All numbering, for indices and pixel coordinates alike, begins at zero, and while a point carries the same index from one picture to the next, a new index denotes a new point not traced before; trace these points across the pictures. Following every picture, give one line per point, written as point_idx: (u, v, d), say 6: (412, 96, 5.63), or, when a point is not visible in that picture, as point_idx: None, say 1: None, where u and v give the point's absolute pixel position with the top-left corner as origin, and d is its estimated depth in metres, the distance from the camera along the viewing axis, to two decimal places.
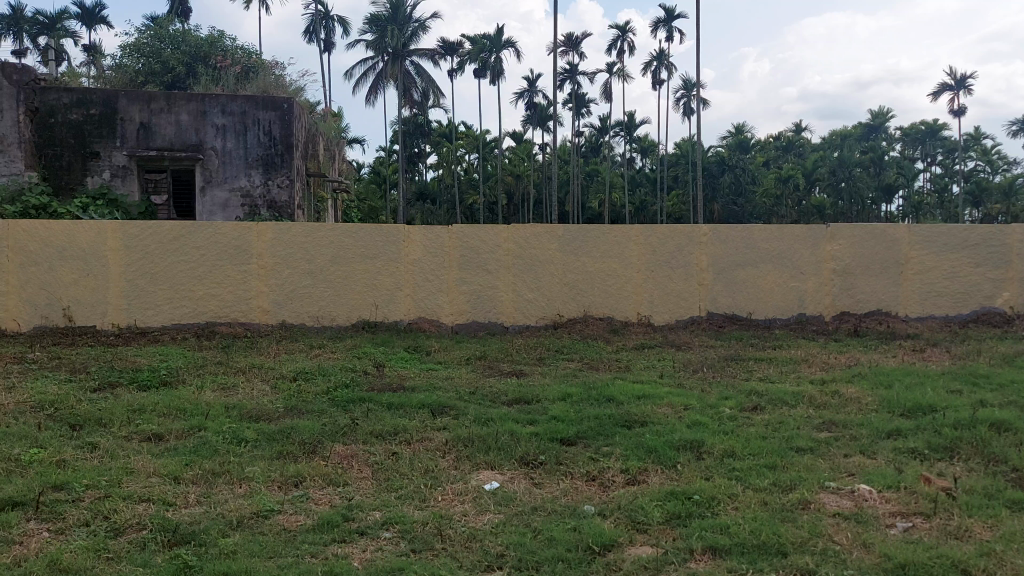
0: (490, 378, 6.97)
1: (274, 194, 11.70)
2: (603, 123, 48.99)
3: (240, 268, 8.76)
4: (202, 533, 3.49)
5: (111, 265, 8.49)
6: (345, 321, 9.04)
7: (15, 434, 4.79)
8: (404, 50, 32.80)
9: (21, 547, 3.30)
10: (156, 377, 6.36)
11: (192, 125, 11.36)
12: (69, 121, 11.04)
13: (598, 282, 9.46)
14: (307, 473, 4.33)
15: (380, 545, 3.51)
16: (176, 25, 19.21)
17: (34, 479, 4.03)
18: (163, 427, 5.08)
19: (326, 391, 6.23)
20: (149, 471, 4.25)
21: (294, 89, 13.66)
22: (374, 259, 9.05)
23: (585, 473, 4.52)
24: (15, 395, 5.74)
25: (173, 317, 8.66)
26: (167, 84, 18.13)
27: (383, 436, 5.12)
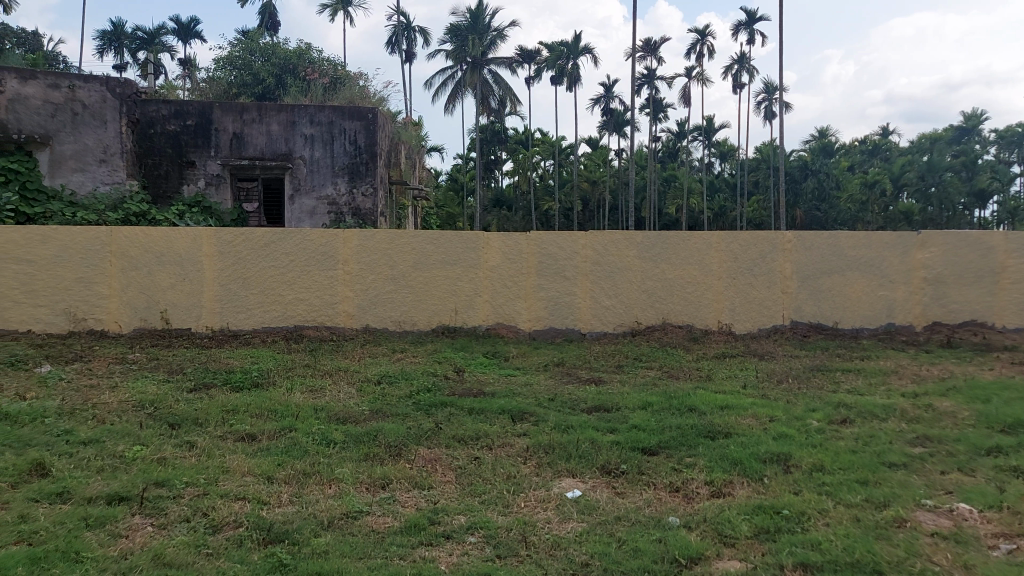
0: (570, 385, 6.97)
1: (358, 202, 11.98)
2: (680, 128, 48.42)
3: (326, 274, 8.99)
4: (295, 532, 3.59)
5: (206, 270, 8.83)
6: (426, 326, 9.17)
7: (119, 431, 5.02)
8: (483, 59, 33.18)
9: (127, 541, 3.45)
10: (249, 379, 6.59)
11: (282, 135, 11.72)
12: (167, 131, 11.54)
13: (677, 290, 9.33)
14: (394, 476, 4.41)
15: (466, 549, 3.55)
16: (267, 37, 19.90)
17: (139, 475, 4.22)
18: (257, 427, 5.26)
19: (408, 395, 6.34)
20: (244, 471, 4.40)
21: (378, 99, 13.95)
22: (454, 265, 9.16)
23: (668, 484, 4.47)
24: (118, 393, 6.03)
25: (262, 320, 8.95)
26: (258, 95, 18.82)
27: (465, 440, 5.18)
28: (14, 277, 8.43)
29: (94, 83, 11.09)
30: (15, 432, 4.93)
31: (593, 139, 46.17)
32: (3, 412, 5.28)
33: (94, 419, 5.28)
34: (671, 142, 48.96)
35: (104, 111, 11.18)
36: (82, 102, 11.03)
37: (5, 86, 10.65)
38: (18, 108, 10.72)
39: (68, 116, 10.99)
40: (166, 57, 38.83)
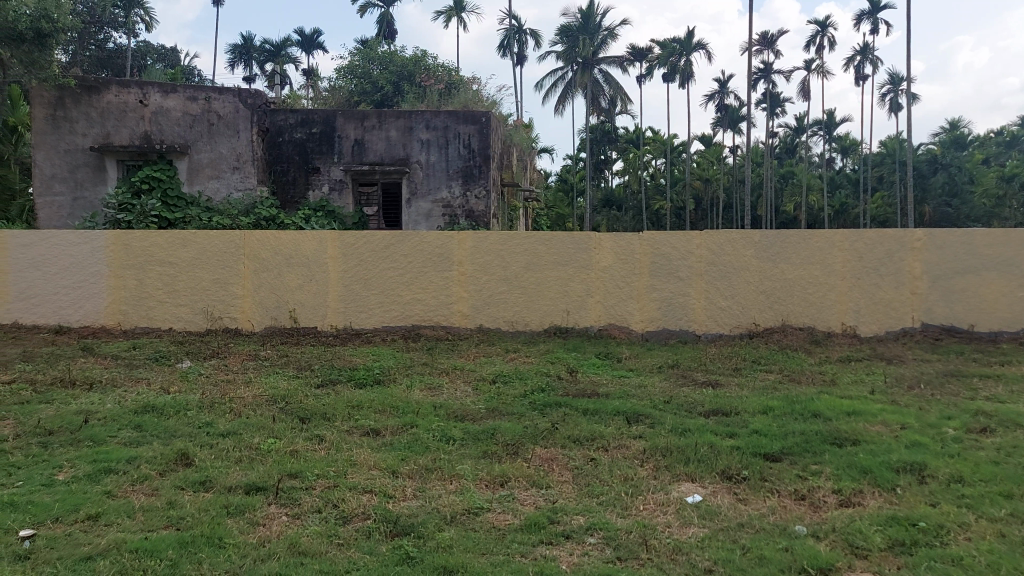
0: (686, 388, 6.85)
1: (472, 204, 12.16)
2: (799, 123, 46.79)
3: (442, 275, 9.19)
4: (420, 525, 3.70)
5: (330, 272, 9.19)
6: (538, 326, 9.22)
7: (255, 424, 5.31)
8: (594, 59, 33.15)
9: (265, 529, 3.64)
10: (371, 376, 6.82)
11: (400, 141, 12.04)
12: (294, 139, 12.10)
13: (798, 290, 9.02)
14: (512, 474, 4.46)
15: (586, 550, 3.56)
16: (385, 46, 20.49)
17: (274, 467, 4.45)
18: (380, 423, 5.44)
19: (523, 394, 6.40)
20: (370, 465, 4.56)
21: (491, 103, 14.14)
22: (567, 265, 9.17)
23: (793, 491, 4.34)
24: (253, 388, 6.37)
25: (383, 319, 9.23)
26: (376, 102, 19.41)
27: (581, 441, 5.18)
28: (158, 278, 9.17)
29: (229, 95, 11.88)
30: (162, 423, 5.29)
31: (706, 137, 45.25)
32: (152, 404, 5.68)
33: (231, 413, 5.60)
34: (788, 138, 47.33)
35: (237, 121, 11.89)
36: (217, 112, 11.88)
37: (149, 99, 11.83)
38: (161, 120, 11.85)
39: (205, 126, 11.89)
40: (291, 68, 40.57)
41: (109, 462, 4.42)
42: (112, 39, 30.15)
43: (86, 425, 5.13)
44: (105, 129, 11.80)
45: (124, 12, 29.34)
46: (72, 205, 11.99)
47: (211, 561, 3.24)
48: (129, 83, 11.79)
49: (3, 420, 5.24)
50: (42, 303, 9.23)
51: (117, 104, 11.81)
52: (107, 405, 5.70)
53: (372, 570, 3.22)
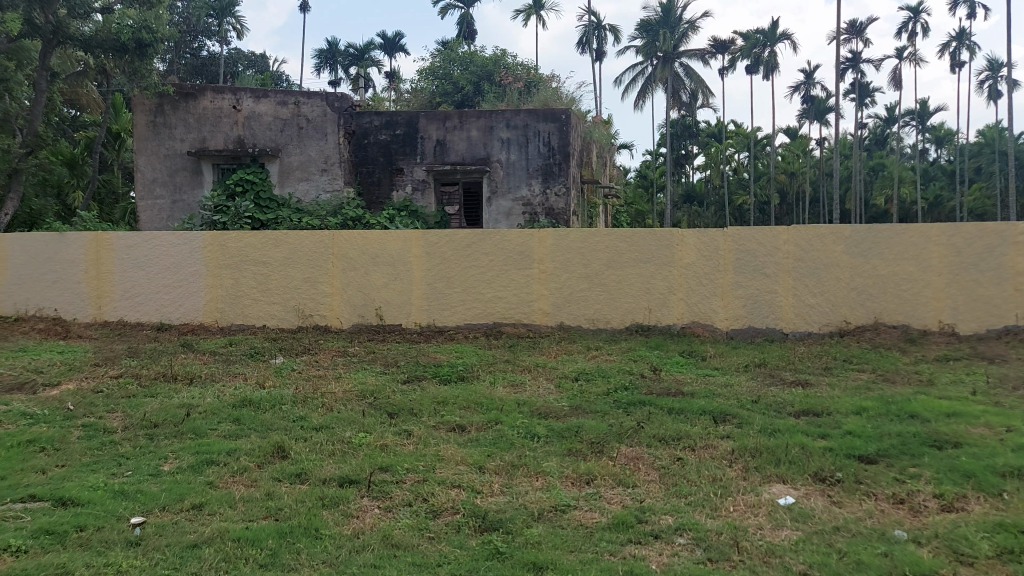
0: (773, 387, 6.69)
1: (552, 202, 12.14)
2: (889, 114, 45.11)
3: (524, 273, 9.23)
4: (508, 521, 3.73)
5: (415, 270, 9.35)
6: (620, 324, 9.16)
7: (346, 418, 5.45)
8: (675, 53, 32.52)
9: (359, 521, 3.73)
10: (455, 372, 6.91)
11: (481, 140, 12.14)
12: (379, 141, 12.34)
13: (891, 287, 8.68)
14: (599, 472, 4.45)
15: (675, 550, 3.52)
16: (466, 47, 20.68)
17: (365, 460, 4.55)
18: (466, 419, 5.50)
19: (607, 392, 6.37)
20: (458, 460, 4.62)
21: (571, 100, 14.11)
22: (649, 262, 9.06)
23: (890, 495, 4.19)
24: (342, 384, 6.54)
25: (465, 317, 9.33)
26: (457, 102, 19.60)
27: (667, 440, 5.12)
28: (251, 277, 9.52)
29: (316, 99, 12.19)
30: (259, 416, 5.49)
31: (791, 130, 44.07)
32: (249, 398, 5.89)
33: (323, 407, 5.76)
34: (878, 129, 45.67)
35: (324, 124, 12.20)
36: (306, 116, 12.22)
37: (242, 105, 12.28)
38: (253, 124, 12.27)
39: (294, 129, 12.26)
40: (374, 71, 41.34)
41: (210, 454, 4.61)
42: (205, 47, 31.31)
43: (189, 418, 5.36)
44: (202, 134, 12.33)
45: (217, 21, 30.48)
46: (171, 208, 12.56)
47: (309, 551, 3.35)
48: (224, 89, 12.26)
49: (113, 412, 5.53)
50: (146, 301, 9.71)
51: (213, 110, 12.30)
52: (207, 399, 5.94)
53: (463, 564, 3.27)
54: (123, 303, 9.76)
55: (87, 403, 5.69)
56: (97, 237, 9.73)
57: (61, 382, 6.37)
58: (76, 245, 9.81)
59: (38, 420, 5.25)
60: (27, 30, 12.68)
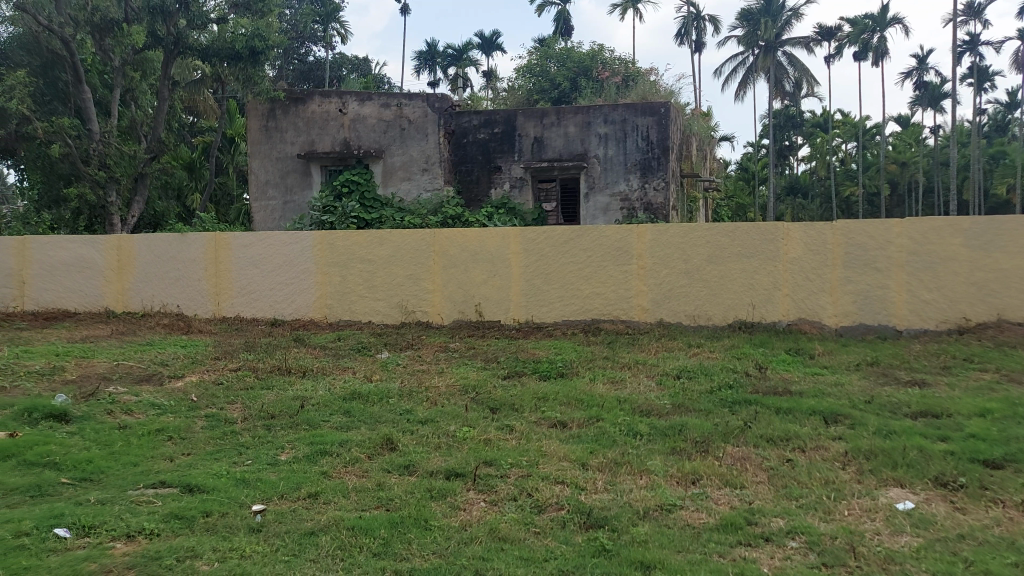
0: (887, 387, 6.41)
1: (651, 197, 11.97)
2: (1011, 98, 42.48)
3: (623, 270, 9.15)
4: (614, 518, 3.72)
5: (513, 267, 9.42)
6: (722, 321, 8.96)
7: (449, 413, 5.55)
8: (777, 41, 31.62)
9: (466, 513, 3.80)
10: (555, 368, 6.92)
11: (578, 136, 12.11)
12: (478, 139, 12.49)
13: (1015, 282, 8.15)
14: (705, 472, 4.38)
15: (788, 554, 3.43)
16: (563, 44, 20.67)
17: (470, 454, 4.63)
18: (567, 415, 5.51)
19: (711, 391, 6.25)
20: (560, 456, 4.64)
21: (669, 93, 13.88)
22: (752, 258, 8.82)
23: (1020, 503, 3.95)
24: (446, 378, 6.68)
25: (564, 313, 9.34)
26: (555, 99, 19.62)
27: (775, 441, 4.98)
28: (357, 275, 9.81)
29: (417, 100, 12.44)
30: (368, 409, 5.65)
31: (902, 117, 42.09)
32: (358, 391, 6.07)
33: (428, 401, 5.88)
34: (999, 115, 43.07)
35: (425, 124, 12.44)
36: (408, 117, 12.48)
37: (347, 107, 12.64)
38: (358, 126, 12.63)
39: (396, 130, 12.54)
40: (473, 70, 41.81)
41: (324, 445, 4.78)
42: (311, 52, 32.35)
43: (303, 409, 5.58)
44: (310, 137, 12.78)
45: (322, 27, 31.51)
46: (282, 208, 13.09)
47: (419, 542, 3.43)
48: (331, 93, 12.66)
49: (232, 403, 5.80)
50: (261, 297, 10.15)
51: (320, 114, 12.72)
52: (319, 391, 6.16)
53: (569, 560, 3.28)
54: (240, 299, 10.23)
55: (210, 394, 6.00)
56: (215, 237, 10.23)
57: (185, 374, 6.73)
58: (195, 245, 10.34)
59: (165, 409, 5.57)
60: (152, 41, 13.69)
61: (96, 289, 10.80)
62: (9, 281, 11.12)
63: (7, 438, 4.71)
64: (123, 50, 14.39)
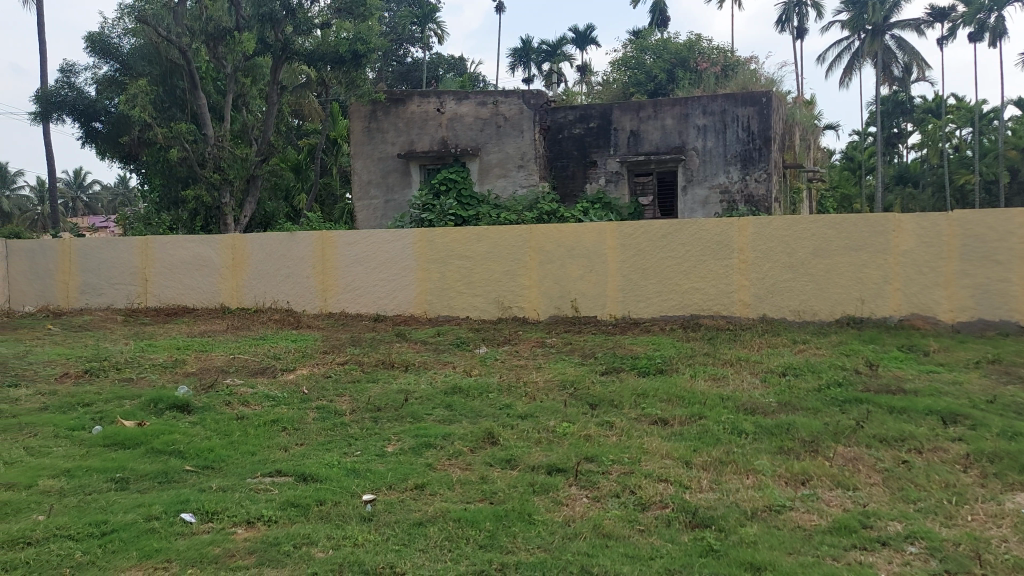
0: (1011, 386, 6.04)
1: (751, 188, 11.66)
2: None
3: (722, 264, 8.96)
4: (721, 518, 3.66)
5: (609, 262, 9.36)
6: (828, 316, 8.65)
7: (549, 408, 5.57)
8: (884, 24, 30.23)
9: (569, 509, 3.81)
10: (654, 364, 6.85)
11: (676, 128, 11.93)
12: (574, 135, 12.47)
13: None
14: (815, 472, 4.24)
15: (906, 559, 3.29)
16: (658, 35, 20.41)
17: (572, 450, 4.64)
18: (668, 412, 5.44)
19: (818, 388, 6.05)
20: (663, 453, 4.59)
21: (770, 81, 13.48)
22: (861, 250, 8.48)
23: None
24: (544, 373, 6.71)
25: (662, 309, 9.21)
26: (651, 91, 19.30)
27: (888, 441, 4.78)
28: (456, 271, 9.99)
29: (514, 97, 12.51)
30: (469, 403, 5.73)
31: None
32: (459, 386, 6.17)
33: (527, 396, 5.92)
34: None
35: (521, 121, 12.50)
36: (504, 114, 12.56)
37: (445, 107, 12.82)
38: (456, 125, 12.80)
39: (493, 128, 12.64)
40: (568, 65, 41.64)
41: (429, 437, 4.88)
42: (409, 53, 32.95)
43: (407, 403, 5.71)
44: (409, 136, 13.05)
45: (420, 28, 32.04)
46: (383, 207, 13.42)
47: (525, 535, 3.46)
48: (429, 93, 12.88)
49: (341, 396, 5.99)
50: (365, 293, 10.46)
51: (419, 114, 12.97)
52: (421, 385, 6.30)
53: (676, 559, 3.24)
54: (345, 295, 10.57)
55: (319, 387, 6.21)
56: (321, 236, 10.60)
57: (296, 367, 6.99)
58: (304, 243, 10.73)
59: (279, 401, 5.81)
60: (261, 48, 14.29)
61: (212, 286, 11.34)
62: (133, 279, 11.78)
63: (136, 428, 5.00)
64: (235, 57, 15.00)
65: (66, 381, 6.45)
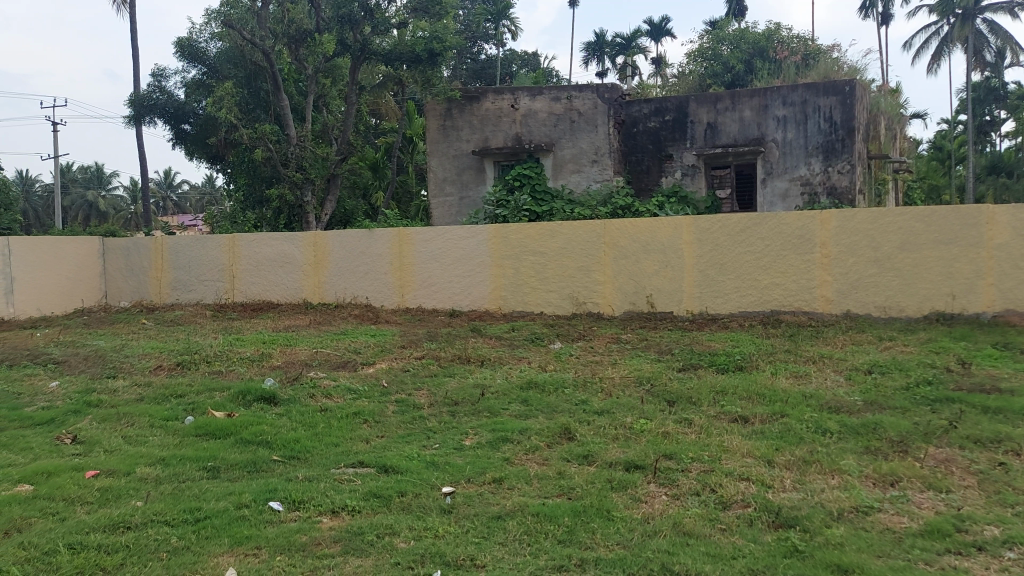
0: None
1: (834, 180, 11.33)
2: None
3: (803, 258, 8.73)
4: (806, 519, 3.57)
5: (686, 257, 9.23)
6: (916, 312, 8.32)
7: (626, 404, 5.54)
8: (975, 8, 29.07)
9: (648, 506, 3.78)
10: (733, 361, 6.72)
11: (755, 120, 11.68)
12: (649, 128, 12.35)
13: None
14: (905, 474, 4.10)
15: (1005, 565, 3.14)
16: (735, 25, 20.03)
17: (650, 446, 4.60)
18: (749, 410, 5.34)
19: (906, 387, 5.84)
20: (744, 452, 4.51)
21: (854, 69, 13.06)
22: (951, 244, 8.13)
23: None
24: (620, 369, 6.67)
25: (740, 305, 9.04)
26: (728, 83, 18.97)
27: (982, 442, 4.58)
28: (530, 267, 10.02)
29: (588, 92, 12.45)
30: (545, 399, 5.75)
31: None
32: (535, 380, 6.20)
33: (603, 392, 5.90)
34: None
35: (596, 116, 12.43)
36: (578, 109, 12.51)
37: (520, 103, 12.85)
38: (530, 121, 12.81)
39: (567, 123, 12.61)
40: (643, 58, 41.19)
41: (506, 432, 4.91)
42: (483, 50, 33.17)
43: (484, 397, 5.76)
44: (484, 133, 13.13)
45: (494, 25, 32.23)
46: (459, 204, 13.55)
47: (604, 532, 3.45)
48: (503, 90, 12.93)
49: (419, 390, 6.09)
50: (441, 289, 10.58)
51: (493, 111, 13.03)
52: (497, 380, 6.35)
53: (759, 560, 3.18)
54: (422, 291, 10.71)
55: (398, 381, 6.33)
56: (399, 232, 10.79)
57: (376, 361, 7.14)
58: (382, 240, 10.94)
59: (360, 394, 5.94)
60: (340, 49, 14.61)
61: (295, 282, 11.66)
62: (221, 275, 12.22)
63: (226, 418, 5.19)
64: (316, 58, 15.40)
65: (160, 373, 6.75)
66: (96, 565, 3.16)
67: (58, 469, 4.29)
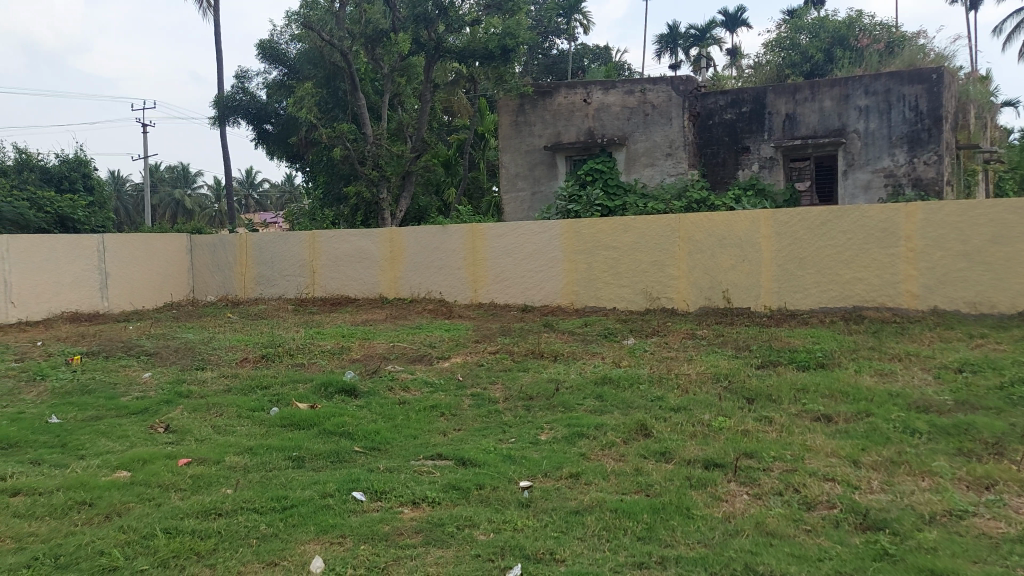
0: None
1: (920, 171, 10.95)
2: None
3: (888, 252, 8.43)
4: (895, 521, 3.46)
5: (764, 251, 9.05)
6: (1010, 309, 7.81)
7: (703, 401, 5.47)
8: None
9: (729, 504, 3.73)
10: (814, 358, 6.55)
11: (836, 110, 11.33)
12: (725, 120, 12.13)
13: None
14: (1002, 477, 3.93)
15: None
16: (815, 13, 19.48)
17: (729, 444, 4.53)
18: (832, 409, 5.20)
19: (1000, 387, 5.59)
20: (828, 451, 4.39)
21: (941, 55, 12.54)
22: None
23: None
24: (697, 365, 6.59)
25: (821, 300, 8.81)
26: (807, 73, 18.56)
27: None
28: (604, 262, 9.98)
29: (662, 84, 12.28)
30: (620, 394, 5.71)
31: None
32: (610, 376, 6.17)
33: (679, 389, 5.83)
34: None
35: (670, 109, 12.27)
36: (652, 103, 12.37)
37: (593, 97, 12.78)
38: (603, 115, 12.73)
39: (640, 117, 12.49)
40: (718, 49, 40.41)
41: (581, 427, 4.90)
42: (555, 46, 33.10)
43: (558, 392, 5.76)
44: (556, 128, 13.11)
45: (566, 19, 32.11)
46: (531, 199, 13.58)
47: (684, 530, 3.41)
48: (576, 85, 12.88)
49: (495, 383, 6.14)
50: (514, 284, 10.64)
51: (566, 105, 12.98)
52: (571, 375, 6.34)
53: (847, 562, 3.10)
54: (496, 286, 10.78)
55: (474, 375, 6.39)
56: (473, 228, 10.88)
57: (451, 355, 7.20)
58: (457, 236, 11.04)
59: (437, 387, 6.02)
60: (415, 48, 14.77)
61: (372, 277, 11.88)
62: (301, 270, 12.53)
63: (309, 410, 5.32)
64: (391, 57, 15.64)
65: (246, 365, 6.97)
66: (190, 549, 3.29)
67: (153, 456, 4.48)
